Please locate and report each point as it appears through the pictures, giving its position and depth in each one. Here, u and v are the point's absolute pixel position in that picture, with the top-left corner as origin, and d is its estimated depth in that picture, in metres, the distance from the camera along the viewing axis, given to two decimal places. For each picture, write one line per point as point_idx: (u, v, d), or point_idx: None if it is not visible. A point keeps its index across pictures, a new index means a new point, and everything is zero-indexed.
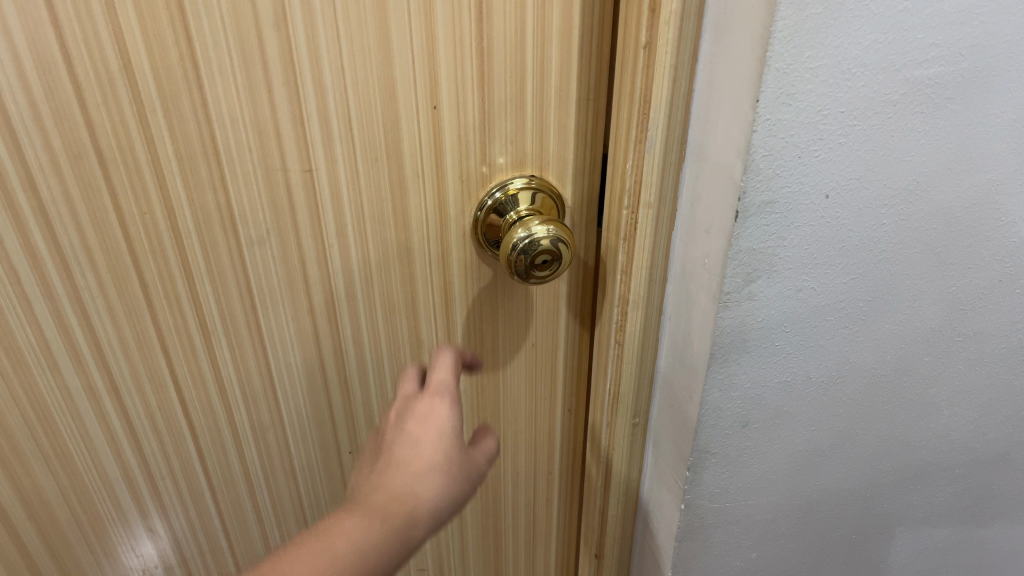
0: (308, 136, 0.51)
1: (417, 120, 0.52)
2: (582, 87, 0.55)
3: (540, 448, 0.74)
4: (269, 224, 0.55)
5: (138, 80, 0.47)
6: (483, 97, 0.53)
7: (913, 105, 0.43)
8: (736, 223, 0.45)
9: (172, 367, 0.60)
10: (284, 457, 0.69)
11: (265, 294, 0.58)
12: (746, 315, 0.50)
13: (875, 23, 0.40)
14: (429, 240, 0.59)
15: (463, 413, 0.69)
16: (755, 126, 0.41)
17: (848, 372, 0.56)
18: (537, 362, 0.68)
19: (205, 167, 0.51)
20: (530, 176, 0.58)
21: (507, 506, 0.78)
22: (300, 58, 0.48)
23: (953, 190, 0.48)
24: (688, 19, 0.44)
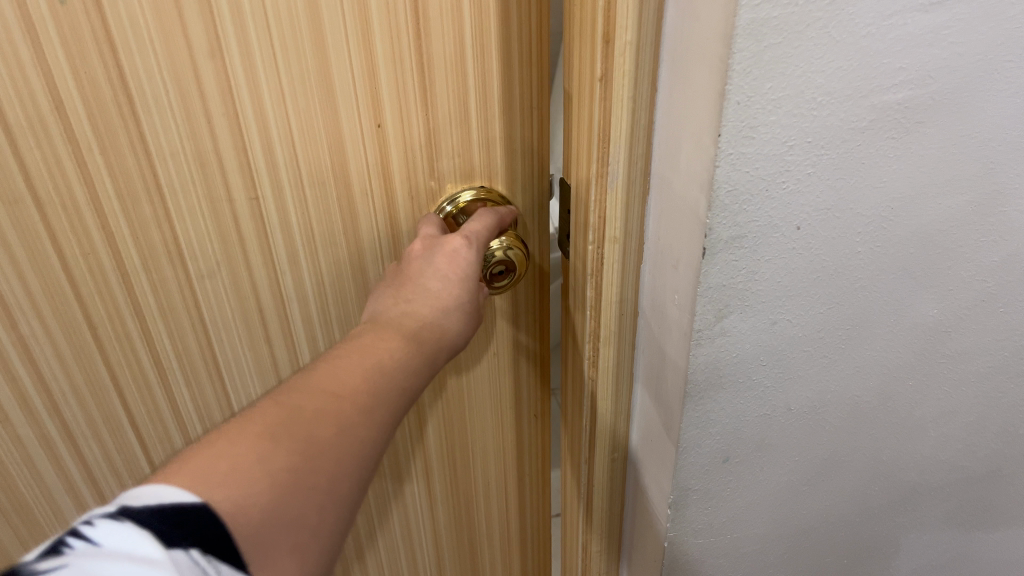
0: (251, 164, 0.48)
1: (365, 156, 0.50)
2: (525, 95, 0.51)
3: (512, 476, 0.72)
4: (219, 256, 0.52)
5: (76, 131, 0.45)
6: (436, 130, 0.50)
7: (882, 130, 0.41)
8: (704, 260, 0.43)
9: (126, 401, 0.58)
10: None
11: (222, 338, 0.56)
12: (720, 351, 0.48)
13: (839, 50, 0.38)
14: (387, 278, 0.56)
15: (434, 450, 0.66)
16: (718, 162, 0.39)
17: (830, 401, 0.54)
18: (499, 373, 0.64)
19: (153, 215, 0.49)
20: (478, 187, 0.54)
21: (484, 536, 0.75)
22: (237, 86, 0.45)
23: (928, 214, 0.46)
24: (643, 49, 0.42)
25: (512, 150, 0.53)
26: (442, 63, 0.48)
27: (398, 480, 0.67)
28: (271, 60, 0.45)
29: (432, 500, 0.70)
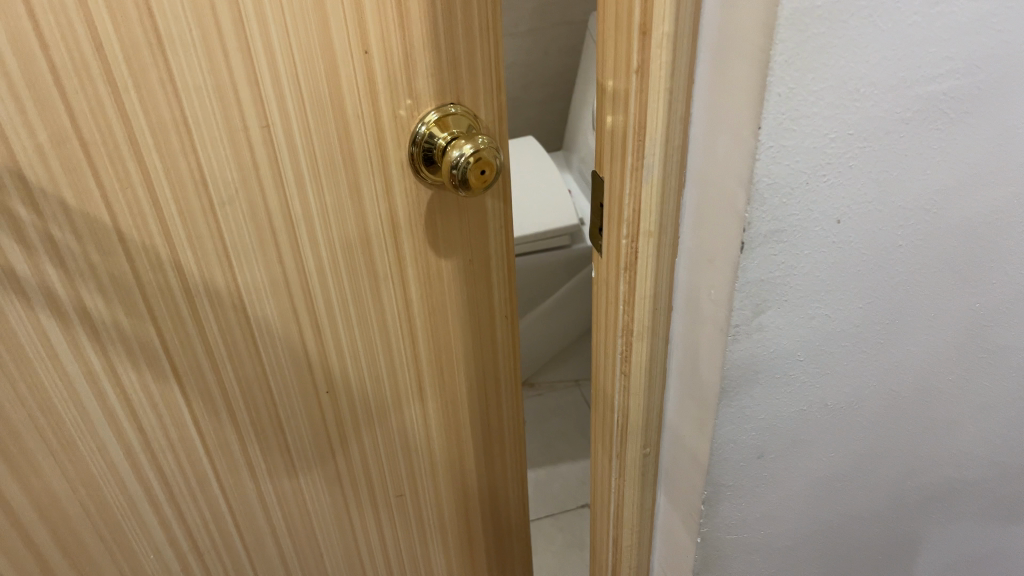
0: (263, 94, 0.49)
1: (356, 86, 0.51)
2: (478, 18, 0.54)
3: (493, 399, 0.75)
4: (236, 182, 0.51)
5: (120, 89, 0.45)
6: (413, 61, 0.52)
7: (926, 122, 0.40)
8: (742, 255, 0.42)
9: (173, 360, 0.57)
10: (284, 457, 0.67)
11: (254, 300, 0.57)
12: (757, 346, 0.47)
13: (884, 39, 0.37)
14: (384, 218, 0.58)
15: (427, 377, 0.68)
16: (758, 155, 0.39)
17: (867, 397, 0.53)
18: (474, 282, 0.65)
19: (189, 173, 0.49)
20: (443, 103, 0.55)
21: (475, 466, 0.78)
22: (250, 24, 0.46)
23: (972, 207, 0.45)
24: (681, 39, 0.41)
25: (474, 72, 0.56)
26: None
27: (401, 423, 0.70)
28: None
29: (428, 430, 0.72)
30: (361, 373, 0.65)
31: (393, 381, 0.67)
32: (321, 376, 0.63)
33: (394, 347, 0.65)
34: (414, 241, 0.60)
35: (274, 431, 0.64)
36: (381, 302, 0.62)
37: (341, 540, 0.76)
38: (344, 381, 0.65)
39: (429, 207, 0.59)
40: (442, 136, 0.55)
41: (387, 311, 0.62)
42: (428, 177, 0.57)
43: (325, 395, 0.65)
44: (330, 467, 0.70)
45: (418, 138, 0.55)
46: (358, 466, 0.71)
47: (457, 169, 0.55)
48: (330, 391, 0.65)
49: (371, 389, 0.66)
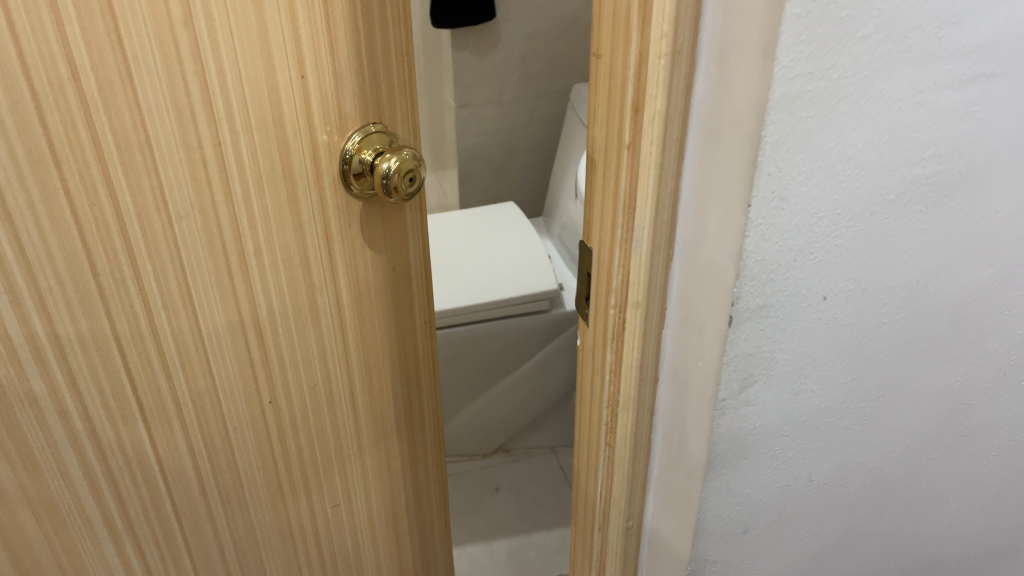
0: (218, 122, 0.50)
1: (297, 112, 0.53)
2: (395, 42, 0.57)
3: (417, 411, 0.76)
4: (193, 198, 0.52)
5: (92, 113, 0.46)
6: (342, 88, 0.54)
7: (911, 204, 0.41)
8: (730, 330, 0.42)
9: (138, 394, 0.57)
10: (238, 493, 0.67)
11: (211, 337, 0.58)
12: (743, 421, 0.47)
13: (869, 124, 0.38)
14: (321, 234, 0.59)
15: (359, 395, 0.69)
16: (748, 232, 0.39)
17: (851, 473, 0.53)
18: (398, 294, 0.67)
19: (154, 198, 0.50)
20: (365, 124, 0.57)
21: (404, 483, 0.79)
22: (205, 55, 0.48)
23: (955, 287, 0.46)
24: (673, 118, 0.42)
25: (393, 94, 0.58)
26: (343, 21, 0.52)
27: (340, 451, 0.71)
28: (226, 31, 0.48)
29: (362, 451, 0.73)
30: (307, 392, 0.65)
31: (332, 412, 0.68)
32: (269, 399, 0.63)
33: (331, 370, 0.66)
34: (349, 255, 0.61)
35: (227, 459, 0.64)
36: (320, 319, 0.62)
37: (286, 567, 0.75)
38: (289, 401, 0.65)
39: (360, 223, 0.60)
40: (368, 154, 0.57)
41: (325, 333, 0.63)
42: (359, 193, 0.58)
43: (271, 416, 0.65)
44: (276, 492, 0.69)
45: (347, 157, 0.57)
46: (301, 492, 0.71)
47: (389, 181, 0.57)
48: (273, 401, 0.64)
49: (312, 408, 0.67)
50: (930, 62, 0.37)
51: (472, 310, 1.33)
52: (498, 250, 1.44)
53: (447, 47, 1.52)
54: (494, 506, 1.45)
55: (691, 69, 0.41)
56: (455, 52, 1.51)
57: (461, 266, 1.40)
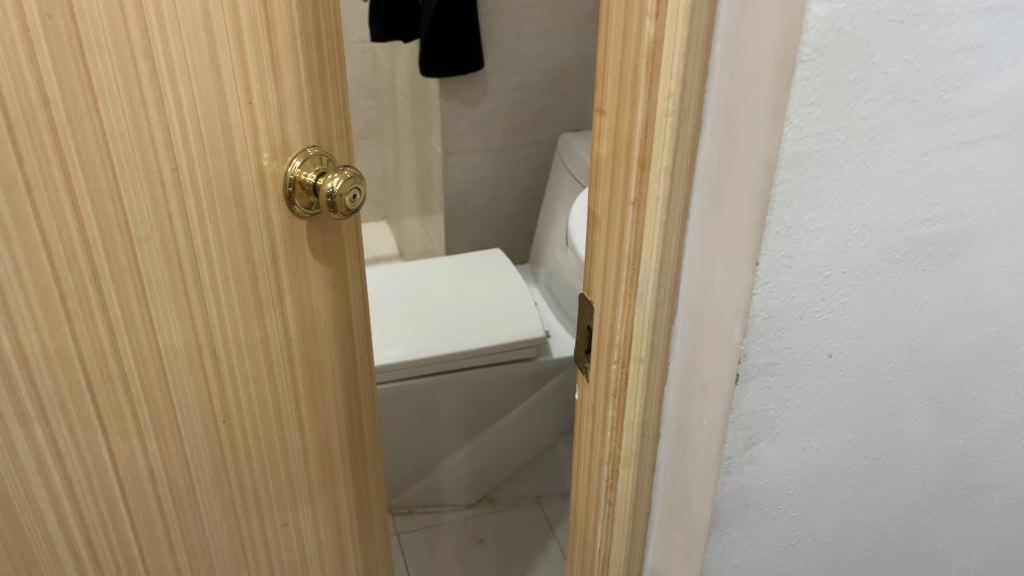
0: (174, 147, 0.50)
1: (245, 137, 0.54)
2: (331, 71, 0.59)
3: (359, 433, 0.76)
4: (153, 222, 0.52)
5: (62, 142, 0.46)
6: (285, 110, 0.55)
7: (915, 263, 0.42)
8: (736, 387, 0.42)
9: (105, 427, 0.56)
10: (199, 529, 0.65)
11: (171, 366, 0.57)
12: (748, 479, 0.46)
13: (876, 184, 0.38)
14: (269, 258, 0.59)
15: (305, 415, 0.69)
16: (756, 290, 0.39)
17: (854, 531, 0.52)
18: (340, 316, 0.68)
19: (117, 224, 0.50)
20: (305, 146, 0.58)
21: (349, 511, 0.78)
22: (163, 83, 0.48)
23: (958, 346, 0.46)
24: (677, 176, 0.42)
25: (329, 123, 0.60)
26: (286, 49, 0.54)
27: (289, 482, 0.70)
28: (180, 57, 0.48)
29: (311, 487, 0.72)
30: (259, 415, 0.64)
31: (282, 440, 0.68)
32: (223, 421, 0.62)
33: (281, 398, 0.66)
34: (294, 275, 0.61)
35: (188, 491, 0.63)
36: (268, 342, 0.62)
37: None
38: (242, 423, 0.64)
39: (305, 243, 0.61)
40: (311, 175, 0.58)
41: (275, 361, 0.63)
42: (301, 212, 0.59)
43: (225, 440, 0.63)
44: (235, 529, 0.68)
45: (291, 178, 0.57)
46: (258, 526, 0.70)
47: (334, 200, 0.58)
48: (228, 422, 0.62)
49: (265, 438, 0.66)
50: (935, 124, 0.37)
51: (460, 356, 1.32)
52: (484, 297, 1.43)
53: (436, 96, 1.53)
54: (478, 558, 1.42)
55: (696, 126, 0.41)
56: (443, 101, 1.52)
57: (448, 314, 1.39)
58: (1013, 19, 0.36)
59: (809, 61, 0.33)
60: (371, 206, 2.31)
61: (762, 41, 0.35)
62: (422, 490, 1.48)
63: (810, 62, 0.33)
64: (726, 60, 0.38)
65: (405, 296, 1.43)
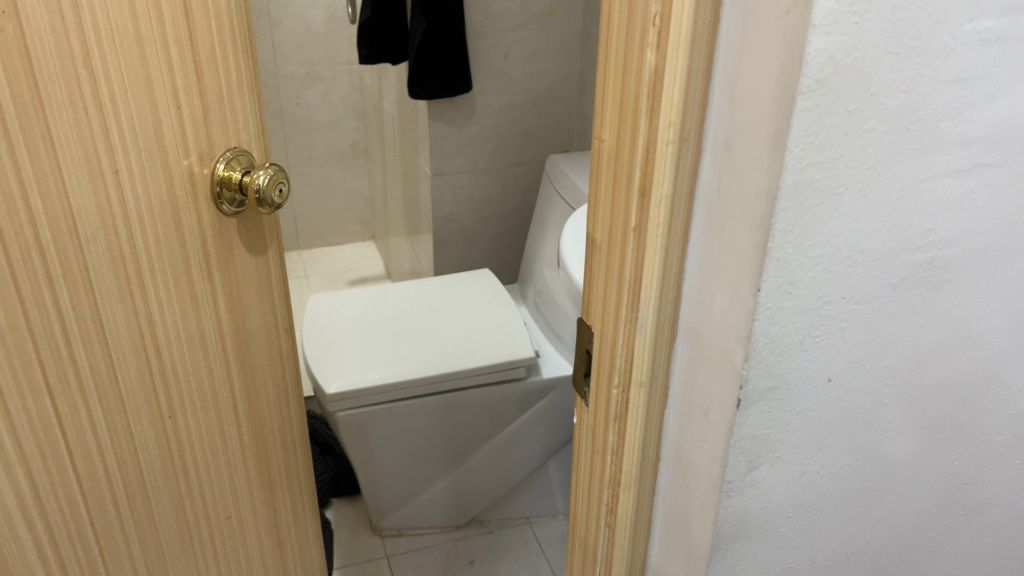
0: (113, 149, 0.52)
1: (175, 137, 0.56)
2: (246, 76, 0.61)
3: (289, 425, 0.76)
4: (97, 222, 0.52)
5: (15, 147, 0.47)
6: (209, 112, 0.58)
7: (912, 288, 0.42)
8: (738, 411, 0.42)
9: (66, 427, 0.55)
10: (154, 534, 0.65)
11: (119, 361, 0.57)
12: (750, 503, 0.46)
13: (874, 212, 0.39)
14: (198, 247, 0.60)
15: (241, 407, 0.69)
16: (757, 316, 0.39)
17: (853, 553, 0.52)
18: (266, 304, 0.69)
19: (67, 225, 0.51)
20: (227, 149, 0.60)
21: (284, 503, 0.78)
22: (100, 86, 0.50)
23: (954, 370, 0.47)
24: (678, 204, 0.42)
25: (245, 124, 0.62)
26: (206, 54, 0.56)
27: (231, 479, 0.70)
28: (113, 60, 0.50)
29: (251, 483, 0.72)
30: (200, 407, 0.65)
31: (222, 435, 0.68)
32: (168, 411, 0.62)
33: (219, 388, 0.66)
34: (221, 260, 0.62)
35: (141, 493, 0.62)
36: (203, 332, 0.63)
37: None
38: (185, 413, 0.64)
39: (228, 234, 0.62)
40: (237, 173, 0.60)
41: (212, 353, 0.64)
42: (228, 211, 0.61)
43: (170, 431, 0.63)
44: (186, 531, 0.67)
45: (218, 178, 0.60)
46: (207, 526, 0.69)
47: (262, 195, 0.61)
48: (172, 415, 0.63)
49: (206, 433, 0.66)
50: (930, 153, 0.38)
51: (448, 378, 1.31)
52: (473, 317, 1.43)
53: (424, 117, 1.54)
54: None
55: (696, 154, 0.41)
56: (432, 122, 1.53)
57: (436, 335, 1.39)
58: (1006, 50, 0.37)
59: (809, 92, 0.34)
60: (358, 226, 2.30)
61: (762, 73, 0.36)
62: (412, 512, 1.47)
63: (809, 93, 0.34)
64: (726, 90, 0.39)
65: (394, 317, 1.43)
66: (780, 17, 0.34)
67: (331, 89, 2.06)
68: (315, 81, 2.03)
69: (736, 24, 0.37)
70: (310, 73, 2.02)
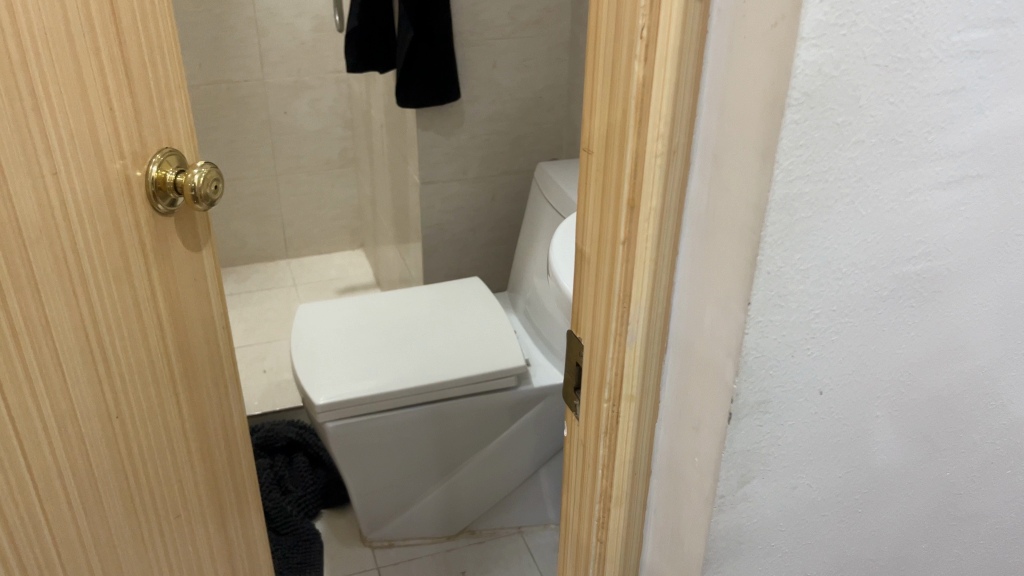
0: (51, 151, 0.51)
1: (110, 138, 0.56)
2: (176, 78, 0.61)
3: (233, 427, 0.76)
4: (39, 225, 0.52)
5: None
6: (141, 113, 0.58)
7: (903, 300, 0.42)
8: (729, 425, 0.42)
9: (18, 432, 0.54)
10: (108, 537, 0.64)
11: (67, 363, 0.57)
12: (742, 517, 0.46)
13: (863, 224, 0.39)
14: (136, 243, 0.60)
15: (185, 407, 0.69)
16: (747, 329, 0.39)
17: (846, 566, 0.52)
18: (204, 300, 0.69)
19: (11, 228, 0.50)
20: (159, 149, 0.60)
21: (232, 503, 0.78)
22: (36, 90, 0.49)
23: (945, 381, 0.46)
24: (667, 216, 0.42)
25: (175, 124, 0.62)
26: (135, 57, 0.56)
27: (178, 478, 0.70)
28: (47, 63, 0.50)
29: (198, 481, 0.72)
30: (146, 405, 0.64)
31: (168, 433, 0.67)
32: (116, 411, 0.61)
33: (162, 385, 0.66)
34: (158, 252, 0.62)
35: (93, 497, 0.62)
36: (144, 328, 0.62)
37: None
38: (132, 413, 0.63)
39: (162, 229, 0.62)
40: (171, 173, 0.61)
41: (154, 350, 0.64)
42: (162, 209, 0.61)
43: (119, 432, 0.62)
44: (139, 533, 0.67)
45: (152, 179, 0.60)
46: (158, 527, 0.69)
47: (197, 191, 0.61)
48: (120, 415, 0.62)
49: (153, 432, 0.66)
50: (918, 164, 0.38)
51: (437, 387, 1.30)
52: (463, 326, 1.42)
53: (412, 125, 1.54)
54: None
55: (685, 166, 0.41)
56: (420, 130, 1.52)
57: (425, 344, 1.38)
58: (994, 61, 0.37)
59: (798, 105, 0.34)
60: (348, 235, 2.29)
61: (750, 85, 0.35)
62: (402, 522, 1.46)
63: (798, 106, 0.34)
64: (715, 102, 0.38)
65: (386, 327, 1.42)
66: (768, 30, 0.34)
67: (319, 98, 2.05)
68: (304, 89, 2.03)
69: (724, 35, 0.37)
70: (298, 82, 2.01)
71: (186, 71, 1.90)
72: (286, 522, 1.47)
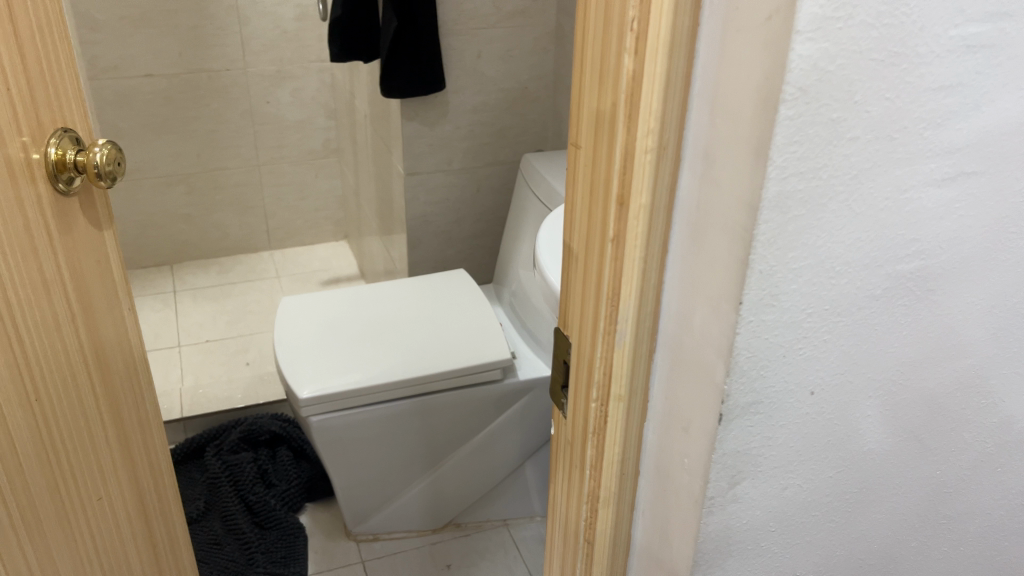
0: None
1: (10, 120, 0.53)
2: (64, 55, 0.59)
3: (141, 407, 0.74)
4: None
5: None
6: (36, 93, 0.56)
7: (896, 299, 0.41)
8: (720, 428, 0.41)
9: None
10: (42, 528, 0.61)
11: None
12: (732, 519, 0.45)
13: (856, 222, 0.38)
14: (40, 220, 0.57)
15: (99, 391, 0.66)
16: (738, 329, 0.38)
17: (834, 566, 0.51)
18: (105, 279, 0.66)
19: None
20: (54, 129, 0.58)
21: (147, 485, 0.76)
22: None
23: (936, 379, 0.46)
24: (657, 213, 0.41)
25: (66, 101, 0.60)
26: (27, 34, 0.54)
27: (98, 461, 0.67)
28: None
29: (116, 464, 0.70)
30: (62, 387, 0.61)
31: (83, 415, 0.64)
32: (34, 395, 0.58)
33: (75, 365, 0.63)
34: (60, 227, 0.59)
35: (24, 486, 0.58)
36: (54, 307, 0.59)
37: None
38: (50, 397, 0.60)
39: (65, 210, 0.60)
40: (70, 153, 0.59)
41: (65, 330, 0.61)
42: (65, 189, 0.59)
43: (40, 417, 0.59)
44: (68, 521, 0.64)
45: (53, 161, 0.58)
46: (85, 513, 0.66)
47: (101, 169, 0.60)
48: (38, 399, 0.59)
49: (71, 414, 0.63)
50: (912, 162, 0.37)
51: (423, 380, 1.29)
52: (449, 319, 1.41)
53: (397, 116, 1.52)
54: None
55: (675, 163, 0.40)
56: (405, 121, 1.51)
57: (409, 336, 1.37)
58: (991, 57, 0.36)
59: (792, 100, 0.33)
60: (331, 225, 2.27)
61: (743, 80, 0.34)
62: (387, 517, 1.45)
63: (793, 101, 0.33)
64: (705, 98, 0.37)
65: (368, 319, 1.41)
66: (762, 23, 0.33)
67: (301, 88, 2.03)
68: (286, 79, 2.00)
69: (715, 29, 0.36)
70: (280, 72, 1.99)
71: (166, 59, 1.87)
72: (269, 516, 1.46)
